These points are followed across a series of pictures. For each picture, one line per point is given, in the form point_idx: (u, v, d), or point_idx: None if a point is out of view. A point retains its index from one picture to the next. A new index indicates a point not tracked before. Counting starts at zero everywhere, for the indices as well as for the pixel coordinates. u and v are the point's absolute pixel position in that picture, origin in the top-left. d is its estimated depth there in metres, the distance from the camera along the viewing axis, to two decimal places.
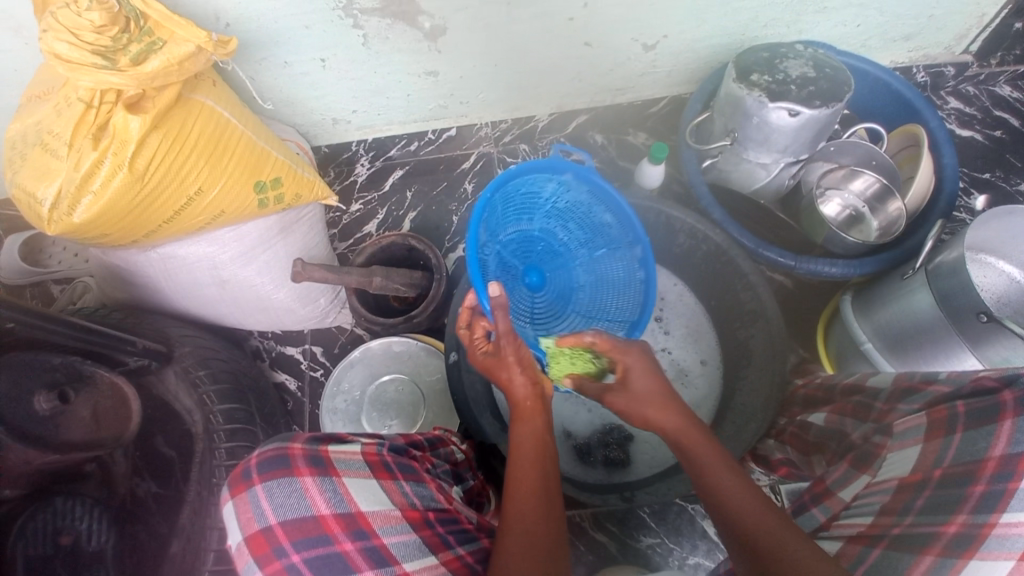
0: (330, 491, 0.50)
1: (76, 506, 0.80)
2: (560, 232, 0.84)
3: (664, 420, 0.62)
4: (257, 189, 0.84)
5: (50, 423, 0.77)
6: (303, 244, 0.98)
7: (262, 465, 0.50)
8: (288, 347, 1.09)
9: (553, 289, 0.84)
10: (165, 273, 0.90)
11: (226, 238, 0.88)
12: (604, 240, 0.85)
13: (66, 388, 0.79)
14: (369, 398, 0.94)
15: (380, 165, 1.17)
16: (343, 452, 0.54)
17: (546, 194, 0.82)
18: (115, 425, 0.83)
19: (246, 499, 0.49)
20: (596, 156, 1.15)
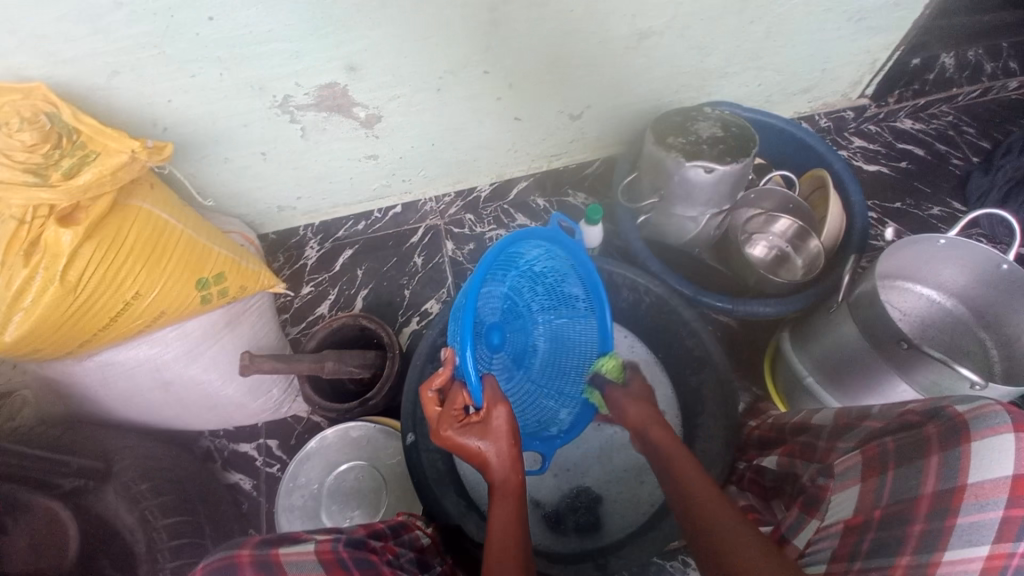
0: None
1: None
2: (526, 293, 0.76)
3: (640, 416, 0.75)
4: (199, 286, 0.83)
5: None
6: (251, 336, 0.97)
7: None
8: (242, 443, 1.04)
9: (511, 356, 0.76)
10: (104, 381, 0.87)
11: (168, 337, 0.86)
12: (565, 310, 0.83)
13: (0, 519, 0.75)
14: (329, 490, 0.90)
15: (329, 247, 1.19)
16: (297, 554, 0.51)
17: (530, 256, 0.73)
18: (54, 554, 0.75)
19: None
20: (539, 219, 1.20)
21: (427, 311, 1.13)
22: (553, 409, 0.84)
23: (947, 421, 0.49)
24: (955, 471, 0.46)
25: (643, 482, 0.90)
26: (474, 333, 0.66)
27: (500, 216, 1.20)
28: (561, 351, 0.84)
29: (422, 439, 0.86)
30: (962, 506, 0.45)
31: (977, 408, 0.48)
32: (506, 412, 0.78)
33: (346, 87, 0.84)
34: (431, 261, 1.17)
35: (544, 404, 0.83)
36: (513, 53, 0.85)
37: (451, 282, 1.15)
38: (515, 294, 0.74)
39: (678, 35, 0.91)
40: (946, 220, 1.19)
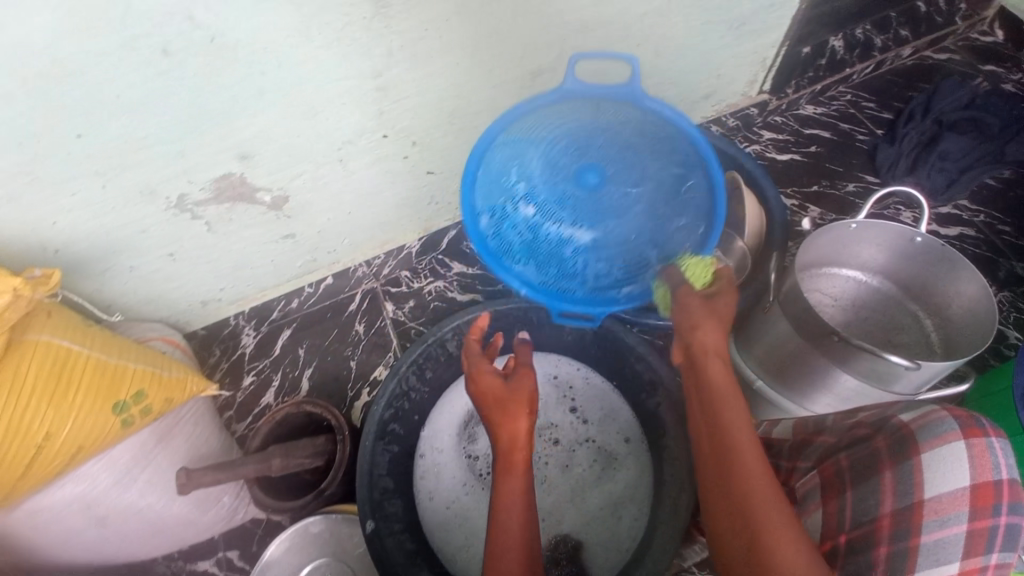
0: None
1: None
2: (610, 150, 0.80)
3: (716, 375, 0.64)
4: (116, 411, 0.79)
5: None
6: (189, 447, 0.92)
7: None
8: (200, 561, 0.99)
9: (576, 186, 0.79)
10: (33, 530, 0.81)
11: (94, 471, 0.81)
12: (672, 185, 0.81)
13: None
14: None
15: (266, 330, 1.14)
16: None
17: (608, 116, 0.79)
18: None
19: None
20: (475, 263, 1.19)
21: (376, 380, 1.10)
22: (614, 271, 0.82)
23: (892, 432, 0.55)
24: (909, 488, 0.51)
25: (621, 517, 0.89)
26: (501, 150, 0.78)
27: (436, 267, 1.19)
28: (656, 226, 0.81)
29: (384, 523, 0.84)
30: (921, 525, 0.49)
31: (926, 415, 0.54)
32: (580, 254, 0.81)
33: (243, 175, 0.81)
34: (374, 327, 1.14)
35: (626, 280, 0.81)
36: (410, 113, 0.85)
37: (396, 344, 1.13)
38: (599, 147, 0.80)
39: (571, 68, 0.92)
40: (861, 195, 1.23)
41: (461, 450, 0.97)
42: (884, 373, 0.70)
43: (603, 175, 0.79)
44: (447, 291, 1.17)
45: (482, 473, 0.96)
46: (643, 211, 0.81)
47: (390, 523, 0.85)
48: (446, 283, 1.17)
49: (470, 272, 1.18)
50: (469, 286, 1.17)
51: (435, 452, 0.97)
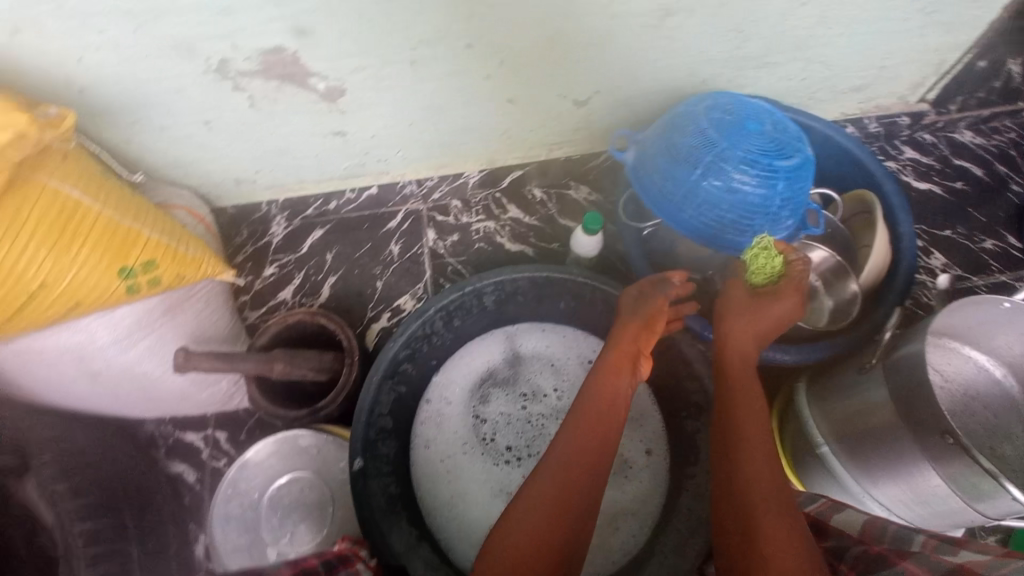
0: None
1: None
2: (666, 189, 0.75)
3: (736, 349, 0.67)
4: (121, 276, 0.73)
5: None
6: (197, 325, 0.87)
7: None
8: (188, 432, 0.98)
9: (705, 181, 0.72)
10: (25, 368, 0.78)
11: (92, 328, 0.76)
12: (718, 223, 0.74)
13: None
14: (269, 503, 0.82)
15: (297, 224, 1.06)
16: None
17: (651, 192, 0.77)
18: None
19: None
20: (534, 211, 1.07)
21: (399, 308, 1.02)
22: (787, 186, 0.72)
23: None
24: None
25: (617, 529, 0.81)
26: (661, 166, 0.75)
27: (490, 206, 1.07)
28: (754, 194, 0.71)
29: (372, 464, 0.77)
30: None
31: None
32: (740, 166, 0.71)
33: (297, 53, 0.70)
34: (409, 252, 1.05)
35: (796, 177, 0.72)
36: (506, 24, 0.70)
37: (429, 277, 1.04)
38: (656, 196, 0.76)
39: (710, 16, 0.74)
40: (998, 257, 1.03)
41: (470, 408, 0.89)
42: (983, 491, 0.58)
43: (700, 182, 0.73)
44: (495, 235, 1.06)
45: (486, 436, 0.88)
46: (739, 189, 0.71)
47: (376, 463, 0.78)
48: (496, 226, 1.06)
49: (525, 221, 1.07)
50: (520, 237, 1.05)
51: (443, 400, 0.89)
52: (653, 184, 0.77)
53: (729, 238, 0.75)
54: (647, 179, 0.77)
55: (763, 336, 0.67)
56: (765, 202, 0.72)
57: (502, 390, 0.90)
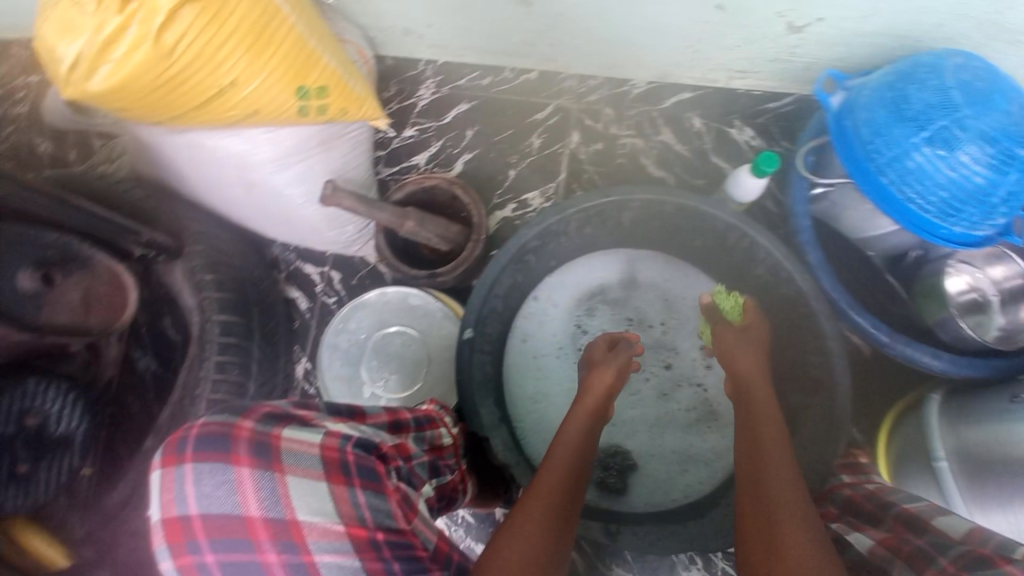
0: (266, 489, 0.47)
1: (50, 389, 0.74)
2: (873, 148, 0.69)
3: (745, 366, 0.70)
4: (298, 95, 0.74)
5: (32, 303, 0.70)
6: (340, 164, 0.90)
7: (200, 443, 0.48)
8: (308, 264, 1.02)
9: (925, 149, 0.66)
10: (191, 160, 0.82)
11: (259, 139, 0.79)
12: (921, 199, 0.68)
13: (53, 271, 0.71)
14: (372, 347, 0.87)
15: (446, 93, 1.05)
16: (296, 442, 0.50)
17: (854, 147, 0.71)
18: (108, 313, 0.77)
19: (174, 475, 0.48)
20: (687, 142, 1.02)
21: (525, 202, 1.01)
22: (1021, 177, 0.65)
23: None
24: None
25: (685, 471, 0.85)
26: (876, 122, 0.69)
27: (644, 124, 1.03)
28: (979, 178, 0.65)
29: (479, 338, 0.80)
30: None
31: None
32: (974, 144, 0.64)
33: None
34: (549, 148, 1.03)
35: None
36: None
37: (562, 180, 1.02)
38: (857, 153, 0.71)
39: None
40: None
41: (574, 318, 0.92)
42: None
43: (918, 150, 0.66)
44: (640, 155, 1.02)
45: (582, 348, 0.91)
46: (963, 168, 0.65)
47: (482, 340, 0.81)
48: (644, 145, 1.02)
49: (675, 148, 1.02)
50: (665, 164, 1.01)
51: (551, 302, 0.92)
52: (858, 139, 0.71)
53: (925, 219, 0.69)
54: (853, 132, 0.71)
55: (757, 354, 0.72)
56: (986, 190, 0.65)
57: (609, 308, 0.93)
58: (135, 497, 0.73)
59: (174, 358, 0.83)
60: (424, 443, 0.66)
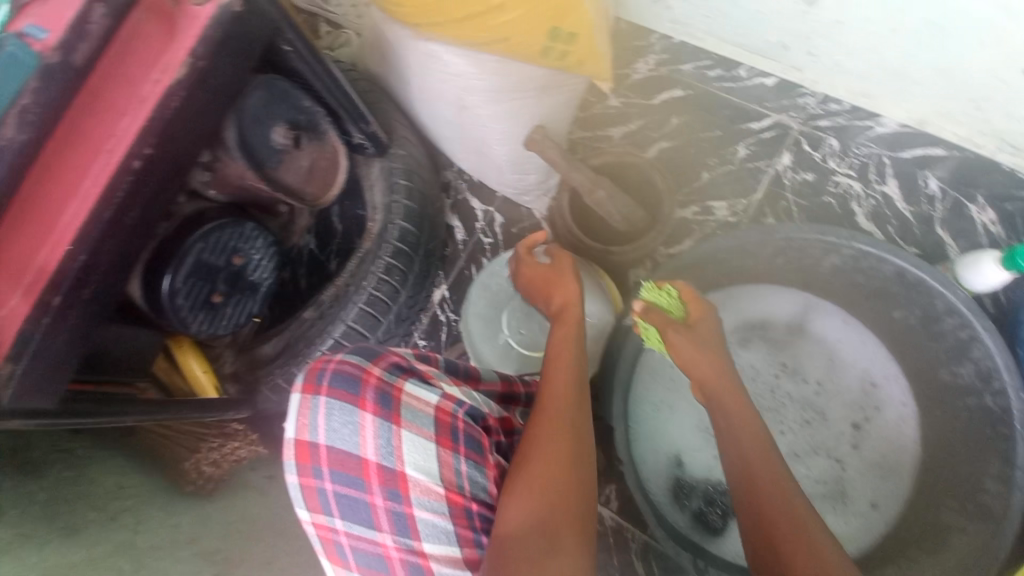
0: (382, 435, 0.51)
1: (260, 238, 0.66)
2: None
3: (709, 372, 0.67)
4: (549, 35, 0.72)
5: (276, 158, 0.64)
6: (548, 112, 0.88)
7: (336, 378, 0.52)
8: (476, 199, 1.04)
9: None
10: (418, 67, 0.83)
11: (493, 67, 0.78)
12: None
13: (302, 133, 0.65)
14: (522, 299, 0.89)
15: (663, 73, 0.99)
16: (415, 397, 0.52)
17: None
18: (320, 187, 0.72)
19: (308, 403, 0.52)
20: (912, 202, 0.91)
21: (710, 209, 0.96)
22: None
23: None
24: None
25: None
26: None
27: (869, 168, 0.93)
28: None
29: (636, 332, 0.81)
30: None
31: None
32: None
33: None
34: (754, 162, 0.96)
35: None
36: None
37: (757, 199, 0.95)
38: None
39: None
40: None
41: None
42: None
43: None
44: (851, 201, 0.93)
45: None
46: None
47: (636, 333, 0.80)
48: (860, 190, 0.93)
49: (896, 204, 0.92)
50: (878, 218, 0.92)
51: None
52: None
53: None
54: None
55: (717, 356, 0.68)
56: None
57: (765, 345, 0.87)
58: (285, 356, 0.79)
59: (332, 245, 0.85)
60: (528, 416, 0.69)
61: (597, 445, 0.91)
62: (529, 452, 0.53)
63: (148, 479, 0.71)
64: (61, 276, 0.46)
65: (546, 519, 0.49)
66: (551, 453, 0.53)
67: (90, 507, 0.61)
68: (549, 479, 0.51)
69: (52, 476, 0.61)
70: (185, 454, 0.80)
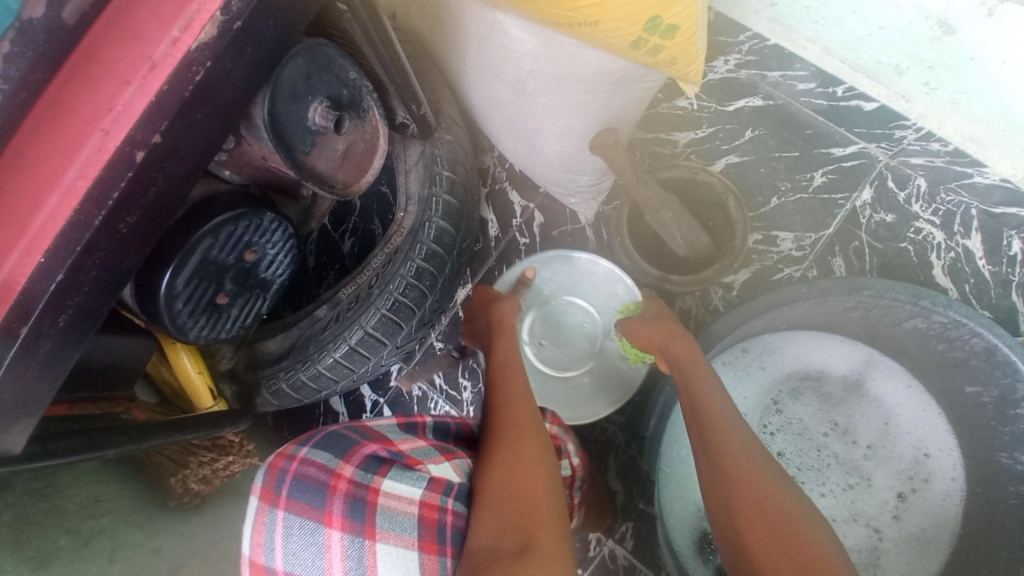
0: (353, 555, 0.45)
1: (278, 231, 0.55)
2: None
3: (677, 347, 0.66)
4: (645, 25, 0.59)
5: (309, 140, 0.52)
6: (619, 111, 0.76)
7: (295, 487, 0.46)
8: (515, 193, 0.92)
9: None
10: (479, 41, 0.72)
11: (570, 51, 0.66)
12: None
13: (345, 113, 0.54)
14: (553, 307, 0.86)
15: (744, 78, 0.88)
16: (393, 497, 0.47)
17: None
18: (353, 173, 0.59)
19: (266, 517, 0.46)
20: (997, 263, 0.82)
21: (773, 239, 0.87)
22: None
23: None
24: None
25: None
26: None
27: (956, 217, 0.83)
28: None
29: None
30: None
31: None
32: None
33: None
34: (830, 192, 0.87)
35: None
36: None
37: (828, 234, 0.86)
38: None
39: None
40: None
41: (772, 392, 0.81)
42: None
43: None
44: (930, 251, 0.84)
45: (766, 427, 0.80)
46: None
47: None
48: (942, 240, 0.84)
49: (980, 263, 0.83)
50: (956, 273, 0.83)
51: (757, 361, 0.81)
52: None
53: None
54: None
55: (684, 343, 0.66)
56: None
57: (816, 399, 0.80)
58: (290, 359, 0.69)
59: (347, 223, 0.79)
60: None
61: (618, 479, 0.84)
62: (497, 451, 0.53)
63: (122, 488, 0.66)
64: (29, 296, 0.40)
65: (512, 530, 0.47)
66: (517, 448, 0.53)
67: (60, 530, 0.56)
68: (519, 476, 0.50)
69: (17, 490, 0.55)
70: (171, 468, 0.70)
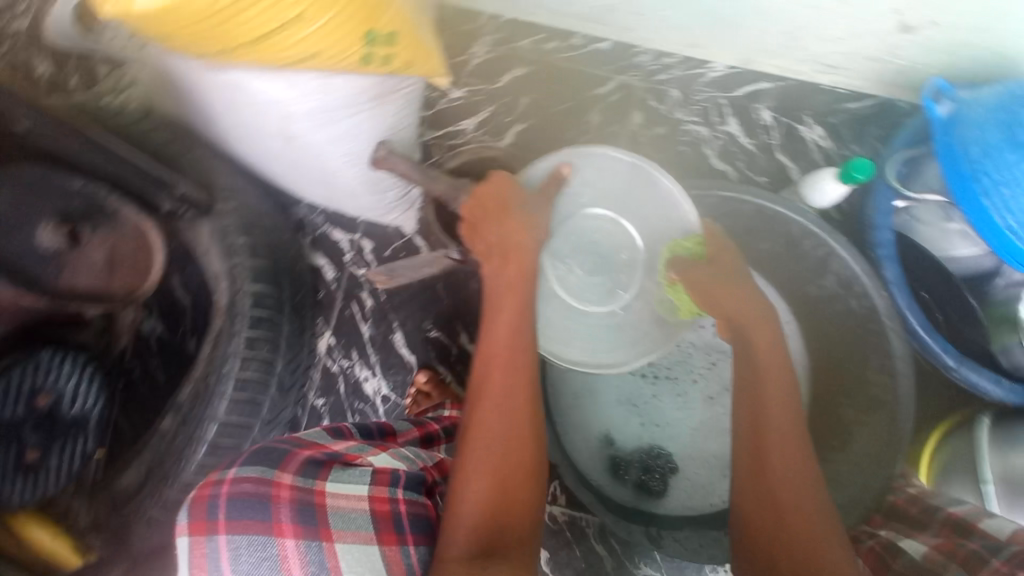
0: (314, 559, 0.50)
1: (63, 363, 0.75)
2: (974, 149, 0.68)
3: (760, 329, 0.66)
4: (365, 41, 0.61)
5: (53, 263, 0.71)
6: (392, 122, 0.78)
7: (233, 507, 0.50)
8: (337, 230, 0.93)
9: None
10: (225, 104, 0.71)
11: (312, 86, 0.65)
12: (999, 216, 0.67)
13: (80, 223, 0.70)
14: (580, 219, 0.77)
15: (501, 54, 0.95)
16: (342, 498, 0.54)
17: (967, 135, 0.69)
18: (135, 271, 0.75)
19: (207, 548, 0.50)
20: (755, 135, 0.95)
21: None
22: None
23: None
24: None
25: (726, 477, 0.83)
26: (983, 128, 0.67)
27: (711, 110, 0.96)
28: None
29: None
30: None
31: None
32: None
33: None
34: (607, 126, 0.96)
35: None
36: None
37: None
38: (963, 152, 0.69)
39: None
40: None
41: None
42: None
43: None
44: (703, 144, 0.96)
45: None
46: None
47: None
48: (708, 134, 0.96)
49: (742, 141, 0.96)
50: (729, 155, 0.96)
51: None
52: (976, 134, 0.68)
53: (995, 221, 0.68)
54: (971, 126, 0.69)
55: (770, 332, 0.66)
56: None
57: None
58: (149, 485, 0.67)
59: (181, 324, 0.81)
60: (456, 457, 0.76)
61: None
62: (495, 459, 0.59)
63: None
64: None
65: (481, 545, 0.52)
66: (508, 457, 0.59)
67: None
68: (503, 488, 0.57)
69: None
70: None
